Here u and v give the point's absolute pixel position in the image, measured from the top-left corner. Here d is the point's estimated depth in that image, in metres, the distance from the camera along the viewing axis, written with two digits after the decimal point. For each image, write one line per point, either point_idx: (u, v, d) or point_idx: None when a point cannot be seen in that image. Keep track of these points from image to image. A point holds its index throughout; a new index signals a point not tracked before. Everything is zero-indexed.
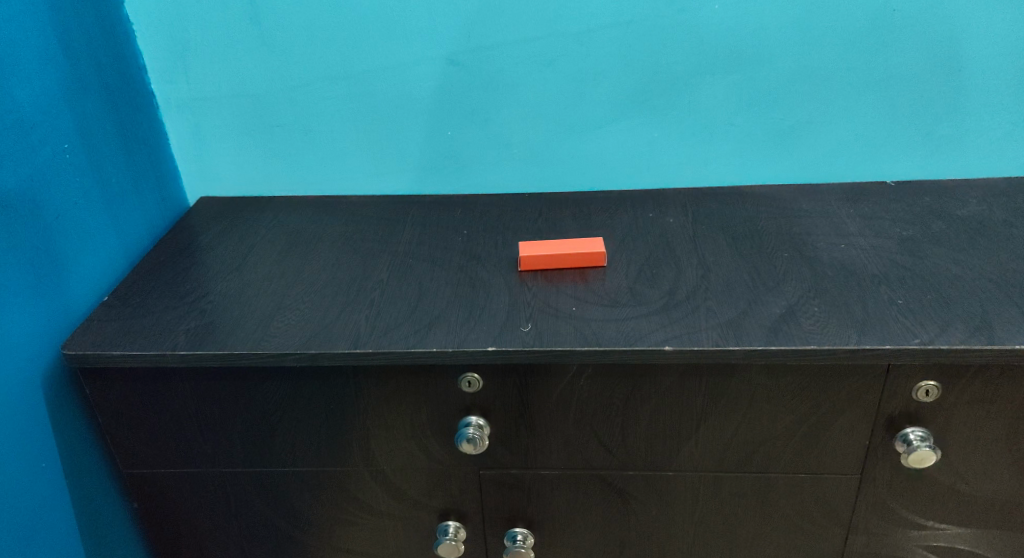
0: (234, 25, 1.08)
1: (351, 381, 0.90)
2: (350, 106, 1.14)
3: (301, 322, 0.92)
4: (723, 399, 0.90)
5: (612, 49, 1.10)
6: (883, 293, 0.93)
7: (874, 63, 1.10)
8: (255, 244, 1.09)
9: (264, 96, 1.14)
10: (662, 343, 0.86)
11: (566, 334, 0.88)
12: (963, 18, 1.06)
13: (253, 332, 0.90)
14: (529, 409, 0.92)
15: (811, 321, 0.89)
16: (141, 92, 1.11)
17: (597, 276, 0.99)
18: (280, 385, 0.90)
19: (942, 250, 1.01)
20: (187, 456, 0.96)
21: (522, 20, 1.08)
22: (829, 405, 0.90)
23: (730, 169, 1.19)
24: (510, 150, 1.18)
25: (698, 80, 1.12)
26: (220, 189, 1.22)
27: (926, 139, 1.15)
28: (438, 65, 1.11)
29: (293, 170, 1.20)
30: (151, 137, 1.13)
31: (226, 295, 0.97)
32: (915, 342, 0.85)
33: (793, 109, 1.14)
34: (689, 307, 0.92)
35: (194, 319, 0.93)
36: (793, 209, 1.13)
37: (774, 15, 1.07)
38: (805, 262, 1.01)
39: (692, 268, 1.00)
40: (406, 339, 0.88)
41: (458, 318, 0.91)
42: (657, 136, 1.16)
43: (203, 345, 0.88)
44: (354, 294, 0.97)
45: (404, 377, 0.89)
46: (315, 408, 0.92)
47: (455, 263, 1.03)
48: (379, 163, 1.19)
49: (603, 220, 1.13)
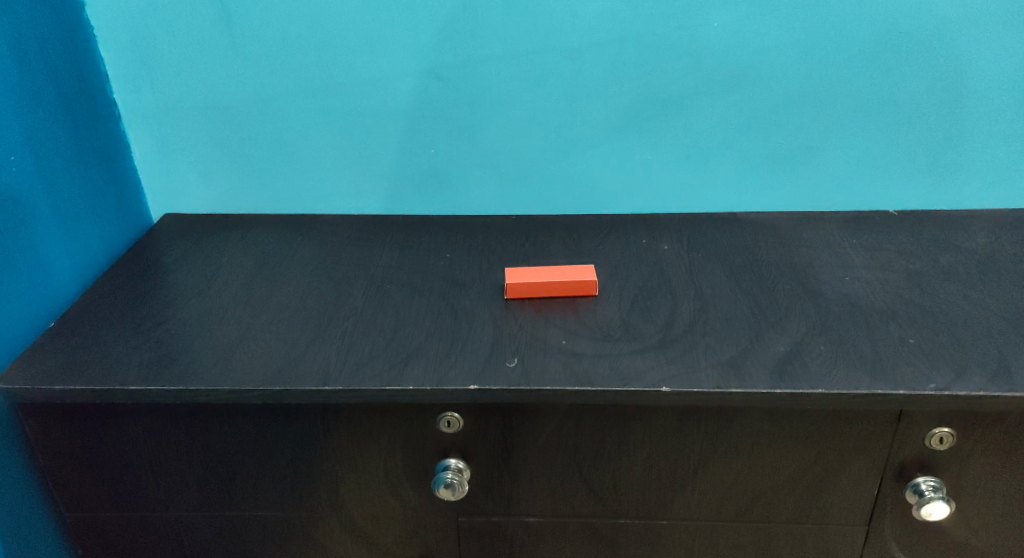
0: (203, 33, 1.02)
1: (320, 420, 0.82)
2: (327, 121, 1.07)
3: (266, 355, 0.84)
4: (723, 444, 0.83)
5: (605, 66, 1.04)
6: (892, 332, 0.87)
7: (878, 87, 1.05)
8: (221, 267, 1.02)
9: (235, 108, 1.07)
10: (659, 384, 0.80)
11: (554, 372, 0.81)
12: (972, 43, 1.02)
13: (213, 366, 0.82)
14: (513, 453, 0.84)
15: (818, 362, 0.83)
16: (101, 101, 1.04)
17: (588, 307, 0.93)
18: (242, 423, 0.83)
19: (952, 286, 0.96)
20: (138, 501, 0.88)
21: (511, 33, 1.02)
22: (837, 453, 0.83)
23: (726, 195, 1.13)
24: (497, 170, 1.11)
25: (695, 101, 1.06)
26: (186, 206, 1.14)
27: (931, 169, 1.10)
28: (420, 79, 1.04)
29: (265, 186, 1.12)
30: (111, 151, 1.05)
31: (185, 323, 0.90)
32: (931, 387, 0.78)
33: (795, 134, 1.08)
34: (687, 343, 0.86)
35: (149, 349, 0.85)
36: (794, 238, 1.07)
37: (777, 35, 1.02)
38: (808, 295, 0.95)
39: (689, 300, 0.94)
40: (380, 376, 0.81)
41: (437, 353, 0.84)
42: (652, 158, 1.10)
43: (156, 379, 0.80)
44: (326, 324, 0.90)
45: (377, 417, 0.82)
46: (280, 449, 0.84)
47: (437, 291, 0.96)
48: (356, 181, 1.12)
49: (594, 246, 1.07)
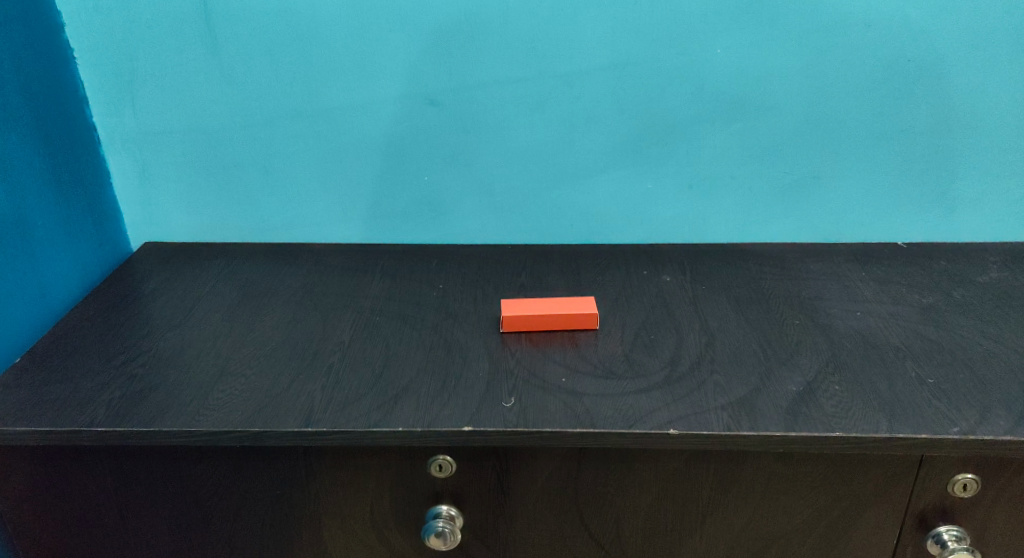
0: (188, 55, 0.98)
1: (303, 462, 0.77)
2: (316, 146, 1.03)
3: (246, 392, 0.79)
4: (733, 489, 0.78)
5: (605, 92, 1.00)
6: (909, 371, 0.83)
7: (885, 115, 1.01)
8: (201, 298, 0.97)
9: (220, 132, 1.02)
10: (667, 426, 0.74)
11: (555, 413, 0.76)
12: (982, 71, 0.98)
13: (187, 405, 0.77)
14: (509, 498, 0.79)
15: (834, 403, 0.78)
16: (80, 124, 0.99)
17: (588, 341, 0.88)
18: (218, 466, 0.77)
19: (968, 321, 0.91)
20: (103, 549, 0.81)
21: (509, 57, 0.98)
22: (853, 499, 0.78)
23: (729, 225, 1.09)
24: (492, 197, 1.07)
25: (698, 127, 1.02)
26: (167, 234, 1.10)
27: (939, 200, 1.06)
28: (414, 103, 1.01)
29: (250, 213, 1.08)
30: (88, 177, 1.01)
31: (161, 357, 0.85)
32: (955, 432, 0.73)
33: (799, 163, 1.05)
34: (694, 381, 0.81)
35: (120, 387, 0.79)
36: (801, 271, 1.03)
37: (782, 61, 0.98)
38: (819, 330, 0.90)
39: (695, 334, 0.89)
40: (367, 417, 0.75)
41: (429, 391, 0.79)
42: (652, 187, 1.06)
43: (125, 419, 0.75)
44: (310, 359, 0.85)
45: (364, 460, 0.77)
46: (259, 494, 0.79)
47: (429, 323, 0.91)
48: (345, 209, 1.07)
49: (593, 277, 1.02)
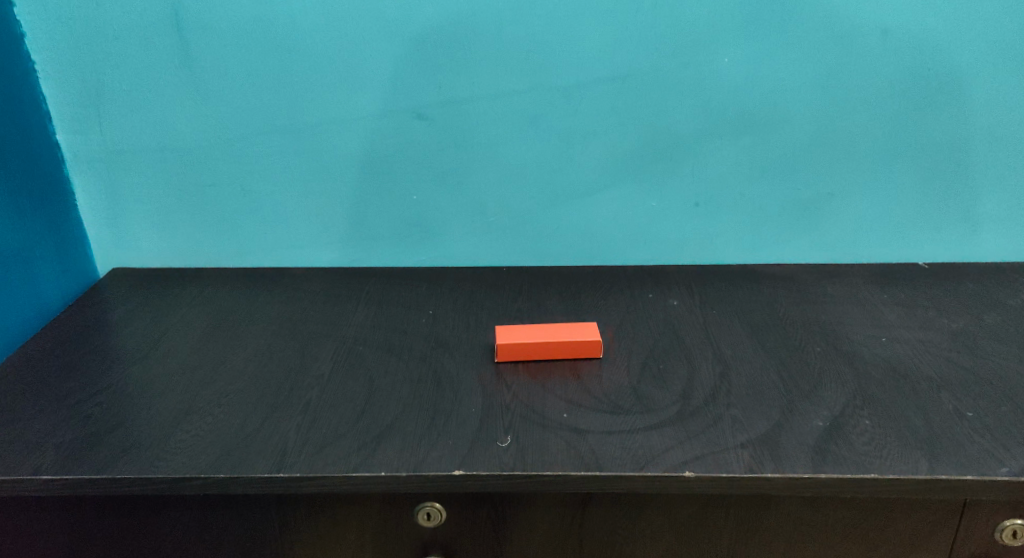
0: (158, 68, 0.91)
1: (276, 511, 0.69)
2: (297, 164, 0.96)
3: (212, 433, 0.71)
4: (755, 537, 0.70)
5: (605, 106, 0.94)
6: (946, 403, 0.75)
7: (905, 128, 0.95)
8: (171, 328, 0.89)
9: (193, 150, 0.95)
10: (680, 467, 0.67)
11: (556, 454, 0.68)
12: (1010, 82, 0.92)
13: (147, 448, 0.69)
14: (505, 549, 0.71)
15: (865, 440, 0.70)
16: (41, 142, 0.92)
17: (591, 371, 0.81)
18: (182, 516, 0.69)
19: (1004, 347, 0.84)
20: None
21: (503, 69, 0.92)
22: (889, 549, 0.70)
23: (738, 246, 1.02)
24: (486, 218, 1.00)
25: (704, 143, 0.96)
26: (138, 259, 1.02)
27: (964, 217, 0.99)
28: (401, 118, 0.94)
29: (225, 237, 1.01)
30: (50, 199, 0.94)
31: (123, 394, 0.77)
32: (1003, 473, 0.66)
33: (814, 180, 0.98)
34: (710, 417, 0.73)
35: (74, 428, 0.72)
36: (818, 294, 0.96)
37: (795, 72, 0.92)
38: (842, 358, 0.83)
39: (708, 363, 0.82)
40: (347, 460, 0.67)
41: (416, 430, 0.71)
42: (657, 206, 0.99)
43: (77, 465, 0.67)
44: (285, 394, 0.77)
45: (344, 508, 0.69)
46: (229, 547, 0.71)
47: (417, 353, 0.84)
48: (327, 231, 1.00)
49: (595, 301, 0.95)
